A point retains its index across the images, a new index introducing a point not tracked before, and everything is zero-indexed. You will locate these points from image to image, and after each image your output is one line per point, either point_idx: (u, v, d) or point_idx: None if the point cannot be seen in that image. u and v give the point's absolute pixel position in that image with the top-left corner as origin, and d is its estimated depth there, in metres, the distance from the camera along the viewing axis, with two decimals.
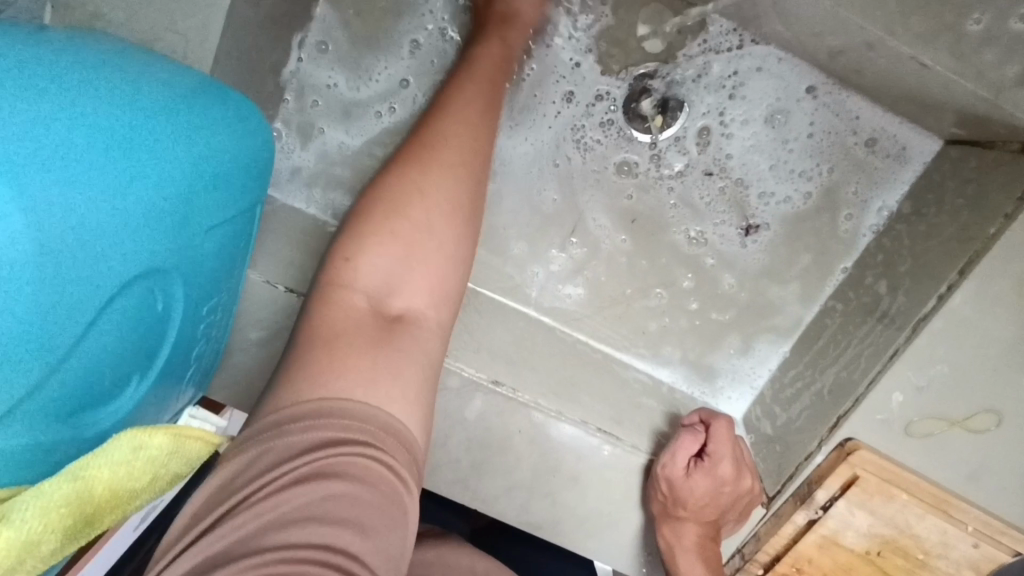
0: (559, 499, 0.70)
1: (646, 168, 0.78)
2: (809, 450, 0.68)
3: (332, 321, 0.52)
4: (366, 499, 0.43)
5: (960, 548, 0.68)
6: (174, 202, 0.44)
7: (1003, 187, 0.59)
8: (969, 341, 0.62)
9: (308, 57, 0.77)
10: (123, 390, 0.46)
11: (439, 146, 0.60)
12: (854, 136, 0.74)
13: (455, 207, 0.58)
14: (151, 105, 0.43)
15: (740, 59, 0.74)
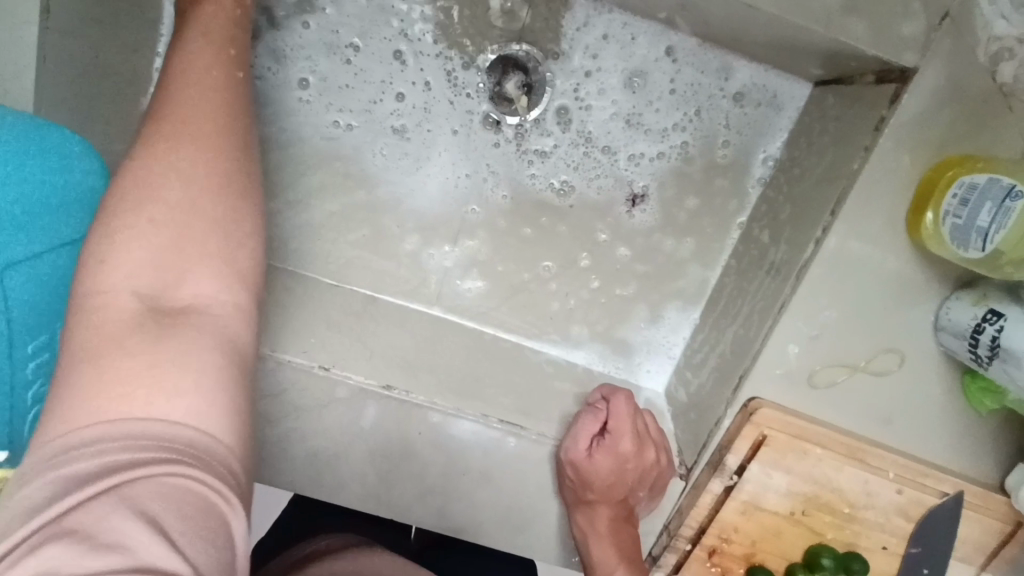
0: (473, 500, 0.68)
1: (512, 148, 0.76)
2: (717, 415, 0.66)
3: (106, 325, 0.36)
4: (168, 517, 0.30)
5: (888, 497, 0.66)
6: None
7: (863, 118, 0.58)
8: (854, 281, 0.60)
9: None
10: None
11: (182, 93, 0.42)
12: (721, 91, 0.73)
13: (182, 196, 0.39)
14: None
15: (586, 32, 0.72)
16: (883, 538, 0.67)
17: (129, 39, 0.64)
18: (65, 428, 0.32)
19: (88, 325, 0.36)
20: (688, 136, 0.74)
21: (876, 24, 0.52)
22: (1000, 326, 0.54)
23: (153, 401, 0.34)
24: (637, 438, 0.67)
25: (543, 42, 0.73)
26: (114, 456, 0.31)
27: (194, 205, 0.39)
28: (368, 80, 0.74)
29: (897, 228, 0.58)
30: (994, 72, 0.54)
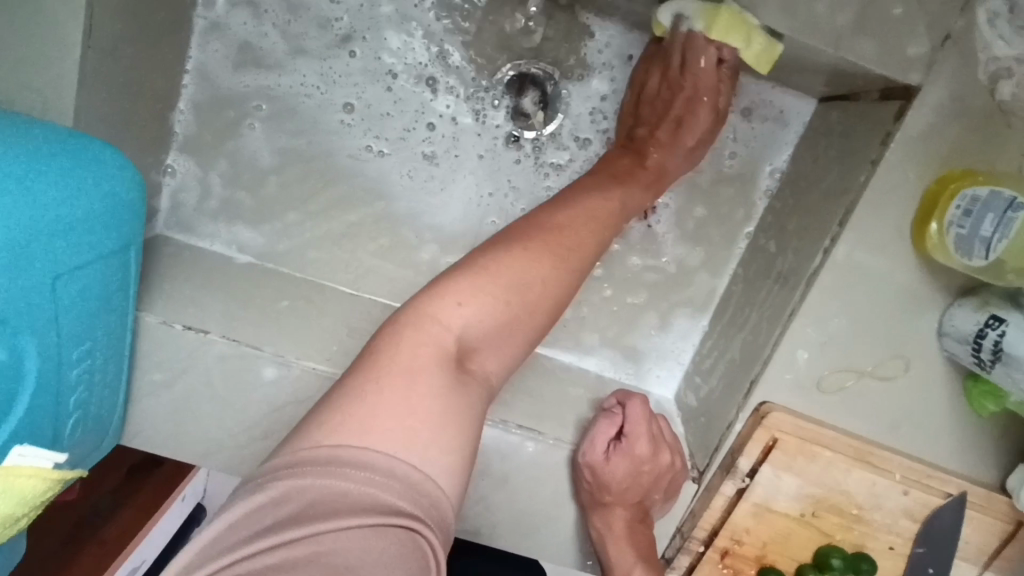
0: (491, 503, 0.70)
1: (530, 164, 0.78)
2: (728, 420, 0.68)
3: (408, 364, 0.48)
4: (393, 554, 0.38)
5: (894, 499, 0.68)
6: (16, 247, 0.44)
7: (868, 133, 0.60)
8: (860, 289, 0.62)
9: (193, 69, 0.73)
10: None
11: (558, 240, 0.60)
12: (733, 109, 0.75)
13: (523, 284, 0.56)
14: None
15: (606, 55, 0.76)
16: (889, 539, 0.69)
17: (159, 55, 0.66)
18: (350, 445, 0.42)
19: (382, 357, 0.49)
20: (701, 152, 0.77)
21: (882, 46, 0.55)
22: (1001, 331, 0.56)
23: (410, 453, 0.43)
24: (653, 441, 0.68)
25: (563, 62, 0.76)
26: (378, 490, 0.40)
27: (521, 291, 0.56)
28: (400, 105, 0.77)
29: (901, 238, 0.60)
30: (992, 90, 0.56)
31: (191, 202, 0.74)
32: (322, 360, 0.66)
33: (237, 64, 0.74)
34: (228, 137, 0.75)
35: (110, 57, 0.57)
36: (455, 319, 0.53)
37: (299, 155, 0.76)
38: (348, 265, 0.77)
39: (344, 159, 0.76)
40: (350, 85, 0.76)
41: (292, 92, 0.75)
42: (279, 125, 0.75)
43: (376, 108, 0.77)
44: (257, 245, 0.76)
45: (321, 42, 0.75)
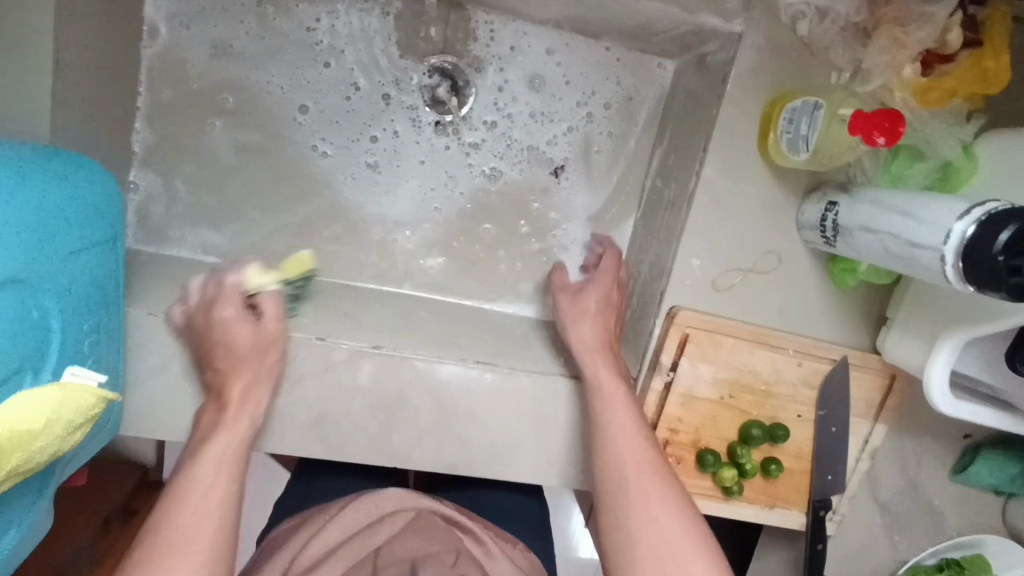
0: (463, 436, 0.81)
1: (455, 147, 0.90)
2: (649, 328, 0.81)
3: (204, 499, 0.59)
4: None
5: (793, 372, 0.82)
6: (40, 220, 0.52)
7: (715, 76, 0.76)
8: (730, 200, 0.77)
9: (149, 78, 0.81)
10: (25, 384, 0.48)
11: (188, 488, 0.59)
12: (608, 78, 0.89)
13: (170, 544, 0.55)
14: (4, 153, 0.50)
15: (498, 44, 0.87)
16: (796, 407, 0.83)
17: (116, 83, 0.75)
18: None
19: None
20: (585, 116, 0.90)
21: (707, 3, 0.71)
22: (836, 212, 0.71)
23: None
24: (602, 301, 0.81)
25: (468, 53, 0.87)
26: None
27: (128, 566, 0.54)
28: (338, 110, 0.87)
29: (753, 154, 0.76)
30: (794, 29, 0.72)
31: (158, 212, 0.83)
32: (297, 328, 0.76)
33: (182, 82, 0.82)
34: (183, 150, 0.84)
35: (76, 84, 0.67)
36: (234, 480, 0.62)
37: (251, 157, 0.85)
38: (306, 254, 0.87)
39: (293, 155, 0.86)
40: (315, 91, 0.86)
41: (240, 112, 0.84)
42: (232, 130, 0.84)
43: (328, 114, 0.86)
44: (222, 246, 0.85)
45: (298, 56, 0.84)
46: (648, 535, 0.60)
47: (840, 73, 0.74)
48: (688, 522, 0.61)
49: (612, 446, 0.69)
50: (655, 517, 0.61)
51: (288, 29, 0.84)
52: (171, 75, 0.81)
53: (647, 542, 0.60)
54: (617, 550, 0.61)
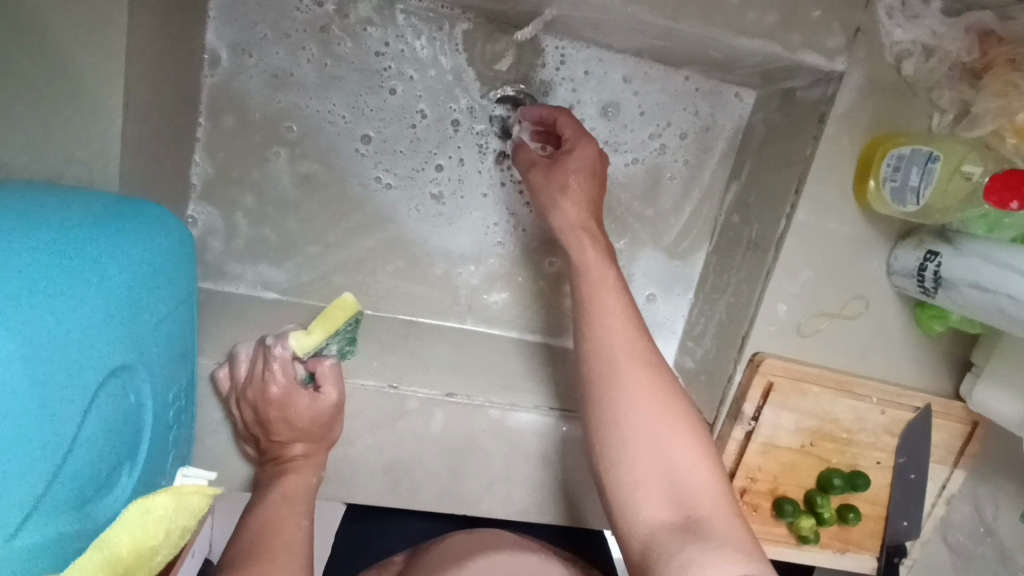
0: (535, 482, 0.78)
1: (518, 179, 0.86)
2: (729, 373, 0.78)
3: (282, 539, 0.59)
4: None
5: (874, 419, 0.80)
6: (125, 301, 0.48)
7: (809, 114, 0.73)
8: (821, 245, 0.74)
9: (207, 106, 0.77)
10: (118, 479, 0.47)
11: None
12: (684, 107, 0.85)
13: None
14: (71, 228, 0.46)
15: (570, 71, 0.83)
16: (875, 454, 0.81)
17: (177, 118, 0.71)
18: None
19: None
20: (657, 147, 0.86)
21: (809, 41, 0.66)
22: (938, 263, 0.68)
23: None
24: (577, 174, 0.70)
25: (537, 80, 0.83)
26: None
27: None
28: (405, 139, 0.83)
29: (848, 197, 0.72)
30: (899, 69, 0.68)
31: (216, 248, 0.80)
32: (369, 376, 0.73)
33: (241, 110, 0.78)
34: (241, 181, 0.80)
35: (139, 126, 0.63)
36: (303, 518, 0.62)
37: (310, 187, 0.82)
38: (368, 289, 0.84)
39: (355, 186, 0.82)
40: (378, 119, 0.82)
41: (305, 143, 0.81)
42: (294, 159, 0.81)
43: (390, 143, 0.82)
44: (281, 283, 0.82)
45: (361, 83, 0.80)
46: (671, 476, 0.56)
47: (941, 115, 0.69)
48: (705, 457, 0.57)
49: (595, 331, 0.62)
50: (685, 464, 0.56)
51: (353, 53, 0.79)
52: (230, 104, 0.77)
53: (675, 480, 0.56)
54: (636, 474, 0.56)
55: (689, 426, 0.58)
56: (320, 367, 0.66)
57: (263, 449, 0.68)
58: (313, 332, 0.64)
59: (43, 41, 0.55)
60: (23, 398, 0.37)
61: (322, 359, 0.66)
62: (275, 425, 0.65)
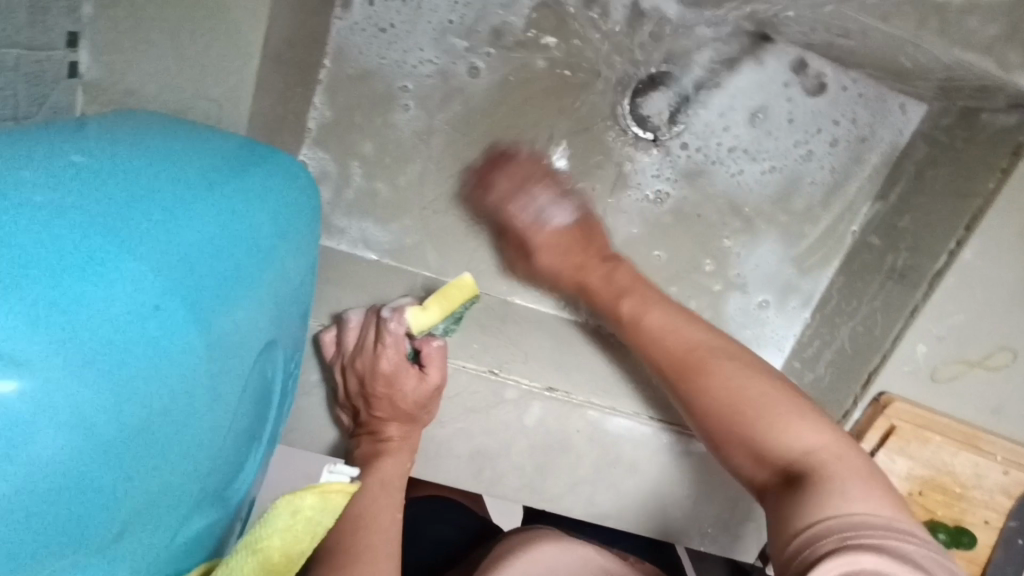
0: (620, 489, 0.74)
1: (644, 170, 0.82)
2: (846, 408, 0.73)
3: (379, 530, 0.56)
4: None
5: (993, 478, 0.74)
6: (268, 282, 0.47)
7: (997, 141, 0.64)
8: (982, 288, 0.67)
9: (334, 48, 0.73)
10: (248, 460, 0.49)
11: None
12: (842, 117, 0.79)
13: None
14: (216, 202, 0.44)
15: (729, 63, 0.79)
16: (985, 512, 0.75)
17: (305, 59, 0.67)
18: None
19: None
20: (802, 157, 0.81)
21: None
22: None
23: None
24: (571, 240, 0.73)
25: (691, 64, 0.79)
26: None
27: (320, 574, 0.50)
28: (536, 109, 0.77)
29: None
30: None
31: (325, 197, 0.76)
32: (468, 357, 0.70)
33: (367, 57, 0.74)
34: (356, 131, 0.75)
35: (275, 63, 0.59)
36: (397, 510, 0.59)
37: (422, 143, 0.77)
38: (469, 262, 0.79)
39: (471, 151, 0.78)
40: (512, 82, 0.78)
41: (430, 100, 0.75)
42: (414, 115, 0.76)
43: (520, 107, 0.78)
44: (384, 244, 0.77)
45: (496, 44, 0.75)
46: (761, 443, 0.53)
47: None
48: (804, 411, 0.53)
49: (656, 346, 0.64)
50: (781, 418, 0.52)
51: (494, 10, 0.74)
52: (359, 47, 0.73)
53: (771, 443, 0.52)
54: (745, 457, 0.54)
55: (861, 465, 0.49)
56: (428, 347, 0.62)
57: (359, 422, 0.64)
58: (430, 309, 0.62)
59: None
60: (190, 415, 0.38)
61: (430, 339, 0.63)
62: (378, 401, 0.62)
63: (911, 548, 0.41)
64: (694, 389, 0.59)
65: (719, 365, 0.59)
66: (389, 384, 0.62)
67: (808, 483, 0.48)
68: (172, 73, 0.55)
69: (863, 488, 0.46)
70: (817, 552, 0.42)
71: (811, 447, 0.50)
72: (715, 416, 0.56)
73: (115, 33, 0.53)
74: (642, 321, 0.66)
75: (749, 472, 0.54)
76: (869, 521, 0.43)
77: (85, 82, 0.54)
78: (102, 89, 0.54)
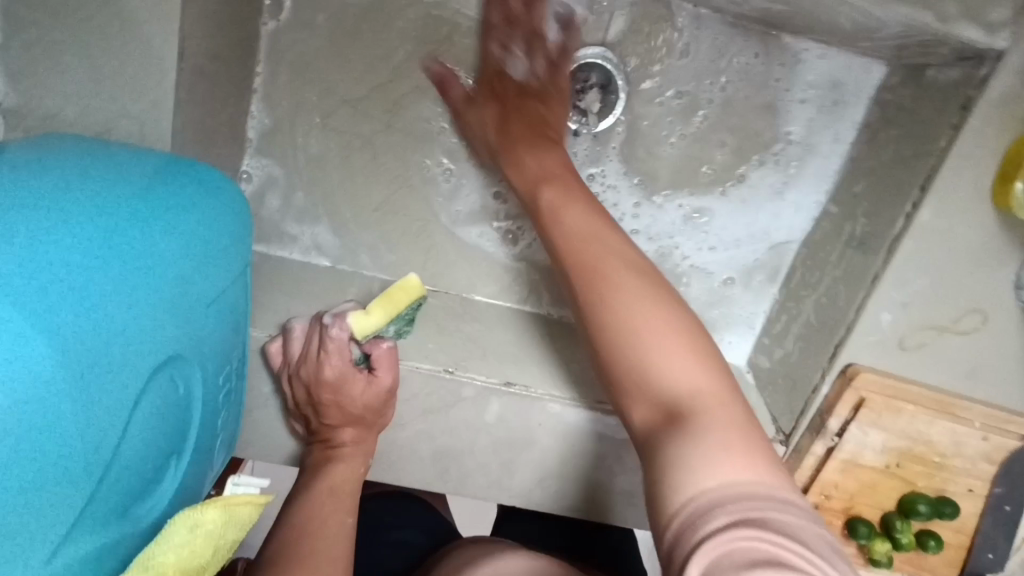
0: (590, 480, 0.74)
1: None
2: (814, 383, 0.71)
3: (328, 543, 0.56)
4: None
5: (973, 445, 0.72)
6: (170, 291, 0.44)
7: (947, 97, 0.62)
8: (944, 251, 0.64)
9: (268, 53, 0.72)
10: (163, 478, 0.45)
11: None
12: (806, 84, 0.77)
13: None
14: (103, 208, 0.41)
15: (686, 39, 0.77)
16: (968, 481, 0.73)
17: (234, 69, 0.66)
18: None
19: None
20: (730, 221, 0.81)
21: (968, 9, 0.56)
22: None
23: None
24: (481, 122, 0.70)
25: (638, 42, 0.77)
26: None
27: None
28: None
29: (984, 199, 0.62)
30: None
31: (273, 205, 0.75)
32: (422, 359, 0.68)
33: (304, 61, 0.73)
34: (298, 137, 0.75)
35: (195, 75, 0.58)
36: (347, 515, 0.59)
37: (365, 144, 0.76)
38: (425, 262, 0.78)
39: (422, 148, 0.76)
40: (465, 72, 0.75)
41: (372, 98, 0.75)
42: (356, 115, 0.75)
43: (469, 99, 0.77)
44: (336, 249, 0.77)
45: (430, 38, 0.74)
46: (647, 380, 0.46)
47: None
48: (693, 348, 0.46)
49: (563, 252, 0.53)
50: (659, 351, 0.46)
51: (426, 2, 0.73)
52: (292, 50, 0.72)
53: (649, 381, 0.45)
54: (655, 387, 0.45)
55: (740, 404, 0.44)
56: (377, 350, 0.62)
57: (313, 429, 0.65)
58: (373, 313, 0.61)
59: None
60: (62, 427, 0.34)
61: (379, 342, 0.62)
62: (327, 408, 0.63)
63: (795, 522, 0.37)
64: (603, 300, 0.49)
65: (625, 278, 0.49)
66: (341, 393, 0.62)
67: (682, 431, 0.42)
68: (88, 94, 0.54)
69: (731, 455, 0.40)
70: (702, 528, 0.37)
71: (699, 388, 0.44)
72: (608, 320, 0.48)
73: (27, 56, 0.53)
74: (561, 214, 0.56)
75: (640, 420, 0.46)
76: (744, 510, 0.37)
77: (3, 110, 0.54)
78: (20, 115, 0.54)
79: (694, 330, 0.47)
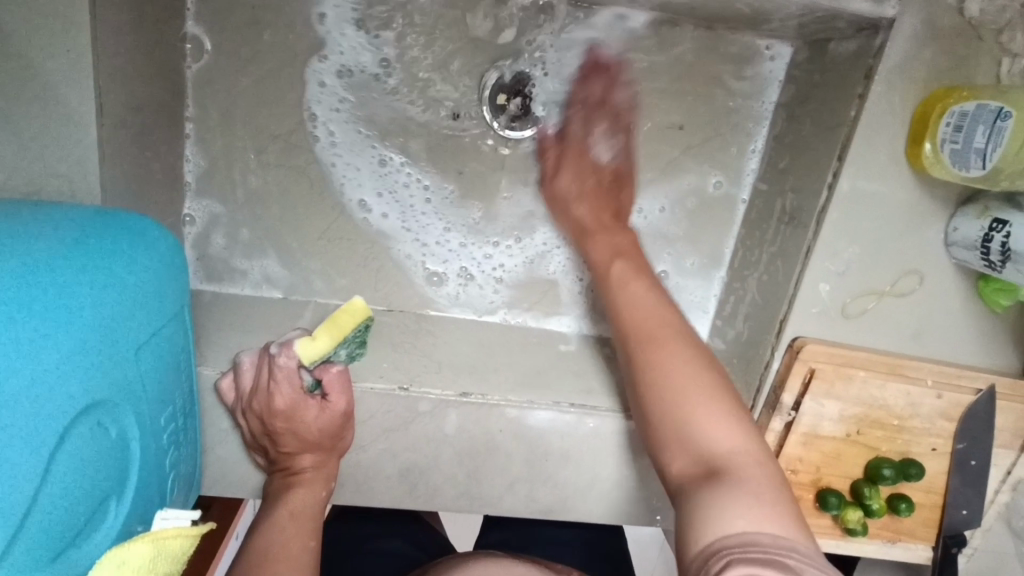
0: (558, 480, 0.74)
1: (460, 250, 0.82)
2: (765, 360, 0.72)
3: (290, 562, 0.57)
4: None
5: (930, 404, 0.72)
6: (103, 333, 0.45)
7: (853, 68, 0.64)
8: (870, 216, 0.66)
9: (199, 98, 0.74)
10: (104, 515, 0.46)
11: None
12: (727, 71, 0.79)
13: None
14: (35, 253, 0.42)
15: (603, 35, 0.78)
16: (931, 441, 0.74)
17: (164, 117, 0.68)
18: None
19: None
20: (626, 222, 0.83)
21: None
22: (1007, 232, 0.59)
23: None
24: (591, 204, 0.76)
25: (556, 46, 0.78)
26: None
27: None
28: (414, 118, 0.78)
29: (899, 162, 0.64)
30: (961, 9, 0.60)
31: (220, 244, 0.77)
32: (377, 378, 0.70)
33: (236, 101, 0.75)
34: (237, 176, 0.76)
35: (119, 127, 0.59)
36: (309, 539, 0.61)
37: (302, 175, 0.77)
38: (377, 284, 0.80)
39: (359, 173, 0.78)
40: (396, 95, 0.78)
41: (306, 132, 0.77)
42: (291, 149, 0.77)
43: (401, 119, 0.78)
44: (287, 280, 0.78)
45: (357, 66, 0.76)
46: (690, 430, 0.56)
47: (1007, 64, 0.60)
48: (727, 410, 0.56)
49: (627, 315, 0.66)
50: (699, 417, 0.56)
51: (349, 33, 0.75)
52: (224, 94, 0.74)
53: (693, 438, 0.55)
54: (679, 408, 0.57)
55: (774, 474, 0.52)
56: (327, 374, 0.63)
57: (273, 459, 0.66)
58: (319, 339, 0.61)
59: (10, 45, 0.52)
60: None
61: (329, 366, 0.63)
62: (282, 437, 0.64)
63: (768, 540, 0.44)
64: (648, 355, 0.61)
65: (668, 348, 0.61)
66: (292, 423, 0.64)
67: (714, 483, 0.51)
68: None
69: (751, 504, 0.47)
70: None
71: (730, 449, 0.53)
72: (658, 382, 0.59)
73: None
74: (625, 286, 0.68)
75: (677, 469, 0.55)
76: (752, 537, 0.44)
77: None
78: None
79: (728, 397, 0.57)
